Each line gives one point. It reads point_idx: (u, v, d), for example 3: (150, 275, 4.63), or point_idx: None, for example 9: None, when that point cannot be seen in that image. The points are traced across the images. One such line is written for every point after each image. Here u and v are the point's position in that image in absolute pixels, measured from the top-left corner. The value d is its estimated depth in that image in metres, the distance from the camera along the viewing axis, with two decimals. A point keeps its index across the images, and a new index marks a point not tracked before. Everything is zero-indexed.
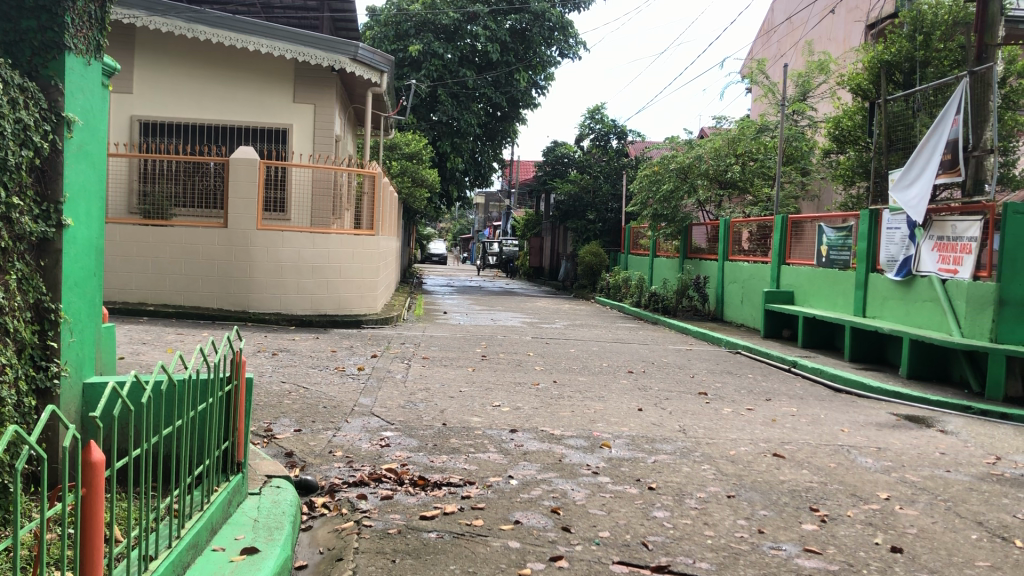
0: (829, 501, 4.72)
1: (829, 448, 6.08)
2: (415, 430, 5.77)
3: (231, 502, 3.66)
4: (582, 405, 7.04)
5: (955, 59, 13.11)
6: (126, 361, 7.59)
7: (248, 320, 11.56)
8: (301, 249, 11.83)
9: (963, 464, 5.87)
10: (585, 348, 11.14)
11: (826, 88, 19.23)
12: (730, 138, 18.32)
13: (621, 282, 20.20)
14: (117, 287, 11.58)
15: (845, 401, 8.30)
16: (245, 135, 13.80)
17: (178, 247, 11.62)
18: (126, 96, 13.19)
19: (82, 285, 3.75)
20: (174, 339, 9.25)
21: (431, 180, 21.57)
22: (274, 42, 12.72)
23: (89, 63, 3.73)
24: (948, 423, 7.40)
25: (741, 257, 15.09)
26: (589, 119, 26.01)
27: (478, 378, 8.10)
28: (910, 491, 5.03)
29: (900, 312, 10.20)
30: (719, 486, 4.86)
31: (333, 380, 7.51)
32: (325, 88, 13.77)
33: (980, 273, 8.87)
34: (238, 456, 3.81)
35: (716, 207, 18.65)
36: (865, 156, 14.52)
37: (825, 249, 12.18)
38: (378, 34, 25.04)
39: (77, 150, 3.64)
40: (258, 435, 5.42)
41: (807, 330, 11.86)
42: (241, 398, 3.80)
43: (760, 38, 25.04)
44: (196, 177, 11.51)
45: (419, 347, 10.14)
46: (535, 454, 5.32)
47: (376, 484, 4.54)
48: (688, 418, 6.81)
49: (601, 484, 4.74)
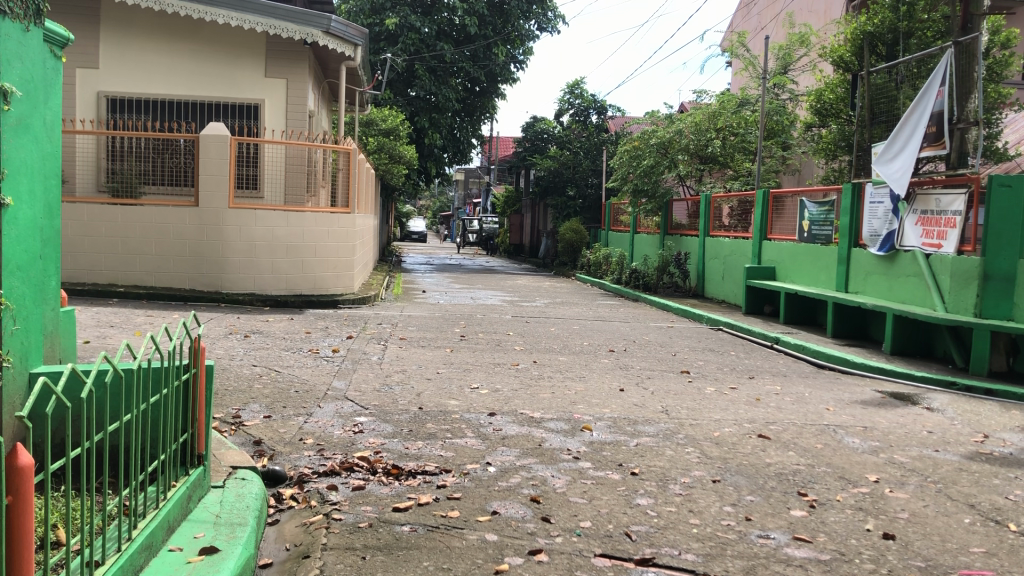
0: (817, 484, 4.57)
1: (815, 428, 5.93)
2: (390, 415, 5.57)
3: (191, 497, 3.45)
4: (563, 386, 6.88)
5: (938, 30, 13.00)
6: (90, 345, 7.32)
7: (221, 301, 11.27)
8: (274, 227, 11.55)
9: (951, 443, 5.74)
10: (566, 327, 10.96)
11: (807, 61, 19.07)
12: (710, 112, 18.16)
13: (602, 259, 20.05)
14: (86, 268, 11.29)
15: (828, 378, 8.19)
16: (216, 111, 13.43)
17: (148, 227, 11.30)
18: (92, 71, 12.82)
19: (26, 269, 3.52)
20: (143, 322, 9.01)
21: (408, 157, 21.35)
22: (244, 15, 12.35)
23: (28, 29, 3.47)
24: (934, 400, 7.29)
25: (722, 233, 14.96)
26: (568, 94, 25.77)
27: (456, 359, 7.91)
28: (900, 473, 4.90)
29: (883, 287, 10.09)
30: (704, 470, 4.70)
31: (307, 363, 7.30)
32: (298, 61, 13.43)
33: (964, 247, 8.69)
34: (198, 448, 3.60)
35: (697, 181, 18.48)
36: (848, 129, 14.36)
37: (807, 224, 12.04)
38: (354, 9, 24.72)
39: (16, 124, 3.39)
40: (225, 422, 5.21)
41: (789, 305, 11.76)
42: (202, 388, 3.58)
43: (741, 11, 24.86)
44: (165, 155, 11.23)
45: (397, 327, 9.94)
46: (514, 439, 5.14)
47: (348, 474, 4.35)
48: (671, 399, 6.65)
49: (582, 470, 4.56)
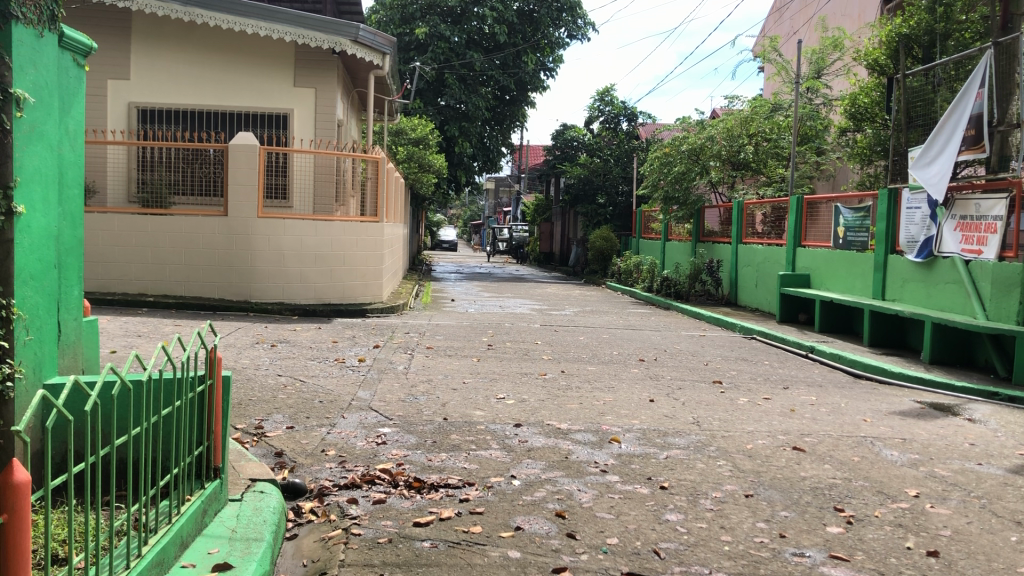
0: (855, 500, 4.40)
1: (852, 440, 5.74)
2: (415, 426, 5.48)
3: (206, 511, 3.36)
4: (591, 397, 6.74)
5: (977, 31, 12.60)
6: (116, 355, 7.31)
7: (250, 310, 11.28)
8: (302, 236, 11.54)
9: (995, 456, 5.53)
10: (595, 335, 10.82)
11: (840, 65, 18.81)
12: (743, 118, 17.95)
13: (633, 268, 19.86)
14: (116, 278, 11.32)
15: (865, 388, 7.97)
16: (245, 122, 13.47)
17: (178, 237, 11.34)
18: (123, 83, 12.90)
19: (39, 278, 3.47)
20: (171, 331, 9.01)
21: (438, 165, 21.20)
22: (274, 24, 12.38)
23: (42, 35, 3.43)
24: (976, 411, 7.05)
25: (755, 240, 14.76)
26: (598, 102, 25.67)
27: (483, 368, 7.80)
28: (941, 488, 4.70)
29: (921, 295, 9.84)
30: (736, 484, 4.54)
31: (332, 372, 7.23)
32: (327, 71, 13.46)
33: (1005, 253, 8.50)
34: (215, 461, 3.53)
35: (729, 188, 18.27)
36: (884, 133, 14.06)
37: (843, 231, 11.82)
38: (383, 18, 24.96)
39: (30, 131, 3.36)
40: (247, 433, 5.15)
41: (824, 313, 11.52)
42: (217, 401, 3.50)
43: (772, 15, 24.58)
44: (195, 165, 11.26)
45: (425, 336, 9.86)
46: (540, 451, 5.01)
47: (369, 487, 4.25)
48: (703, 409, 6.49)
49: (610, 484, 4.42)
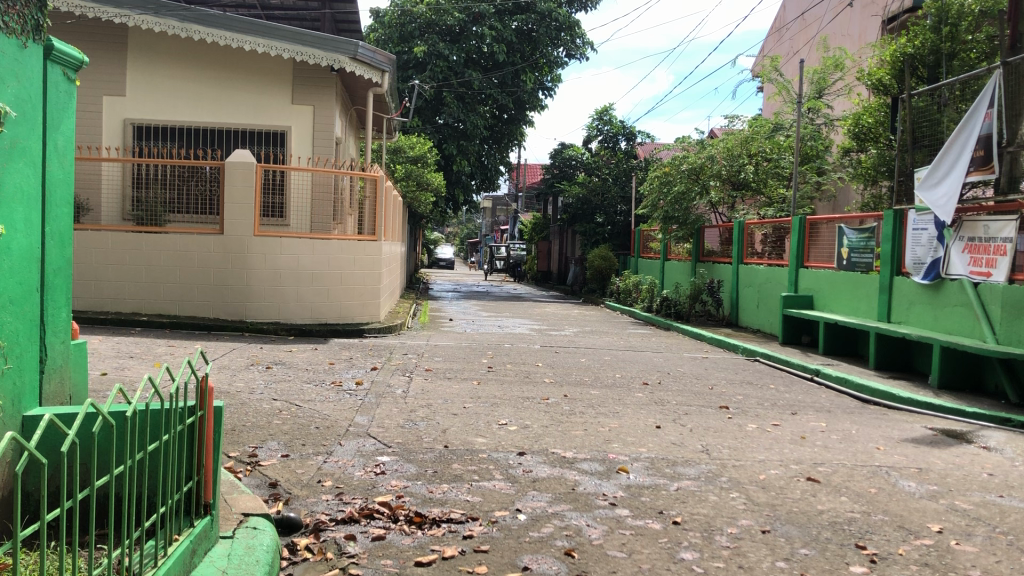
0: (876, 535, 4.20)
1: (867, 470, 5.54)
2: (414, 454, 5.27)
3: (196, 551, 3.13)
4: (596, 423, 6.54)
5: (983, 51, 12.55)
6: (107, 377, 7.10)
7: (245, 330, 11.07)
8: (299, 255, 11.35)
9: (1015, 487, 5.33)
10: (597, 357, 10.62)
11: (842, 85, 18.73)
12: (743, 138, 17.86)
13: (632, 287, 19.72)
14: (110, 296, 11.12)
15: (875, 414, 7.78)
16: (242, 139, 13.32)
17: (173, 255, 11.14)
18: (118, 98, 12.75)
19: (21, 302, 3.30)
20: (163, 352, 8.80)
21: (436, 183, 21.06)
22: (271, 41, 12.27)
23: (26, 46, 3.31)
24: (990, 438, 6.86)
25: (756, 260, 14.62)
26: (597, 121, 25.67)
27: (484, 392, 7.59)
28: (965, 522, 4.51)
29: (928, 317, 9.67)
30: (751, 518, 4.35)
31: (329, 397, 7.01)
32: (326, 88, 13.33)
33: (1015, 276, 8.33)
34: (205, 496, 3.32)
35: (730, 208, 18.16)
36: (888, 154, 13.92)
37: (846, 252, 11.66)
38: (382, 36, 24.92)
39: (10, 147, 3.19)
40: (241, 462, 4.94)
41: (829, 335, 11.35)
42: (208, 433, 3.31)
43: (772, 36, 24.54)
44: (191, 183, 11.11)
45: (423, 358, 9.67)
46: (546, 482, 4.81)
47: (367, 522, 4.05)
48: (711, 437, 6.29)
49: (620, 519, 4.22)
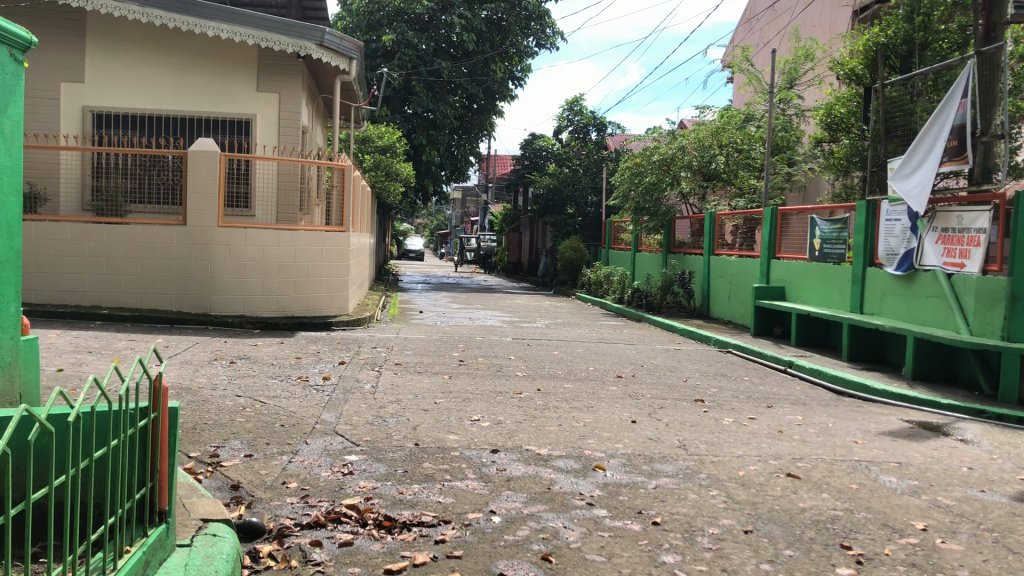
0: (860, 534, 4.09)
1: (846, 465, 5.44)
2: (383, 452, 5.09)
3: (150, 561, 2.92)
4: (570, 418, 6.38)
5: (954, 41, 12.60)
6: (61, 374, 6.82)
7: (209, 323, 10.76)
8: (265, 247, 11.10)
9: (996, 481, 5.25)
10: (570, 350, 10.46)
11: (813, 75, 18.71)
12: (715, 129, 17.79)
13: (603, 279, 19.58)
14: (69, 289, 10.80)
15: (851, 406, 7.70)
16: (206, 127, 12.97)
17: (134, 247, 10.82)
18: (78, 85, 12.37)
19: None
20: (123, 347, 8.51)
21: (404, 174, 20.78)
22: (234, 26, 11.93)
23: None
24: (966, 430, 6.80)
25: (727, 251, 14.54)
26: (567, 111, 25.53)
27: (455, 387, 7.40)
28: (949, 519, 4.41)
29: (901, 309, 9.62)
30: (733, 518, 4.21)
31: (294, 393, 6.79)
32: (291, 75, 13.04)
33: (989, 267, 8.29)
34: (161, 503, 3.11)
35: (701, 199, 18.07)
36: (861, 144, 13.90)
37: (818, 242, 11.61)
38: (350, 25, 24.55)
39: None
40: (201, 462, 4.72)
41: (801, 327, 11.29)
42: (164, 436, 3.08)
43: (743, 26, 24.52)
44: (152, 172, 10.76)
45: (392, 351, 9.45)
46: (520, 481, 4.64)
47: (334, 527, 3.86)
48: (688, 432, 6.15)
49: (598, 520, 4.07)
